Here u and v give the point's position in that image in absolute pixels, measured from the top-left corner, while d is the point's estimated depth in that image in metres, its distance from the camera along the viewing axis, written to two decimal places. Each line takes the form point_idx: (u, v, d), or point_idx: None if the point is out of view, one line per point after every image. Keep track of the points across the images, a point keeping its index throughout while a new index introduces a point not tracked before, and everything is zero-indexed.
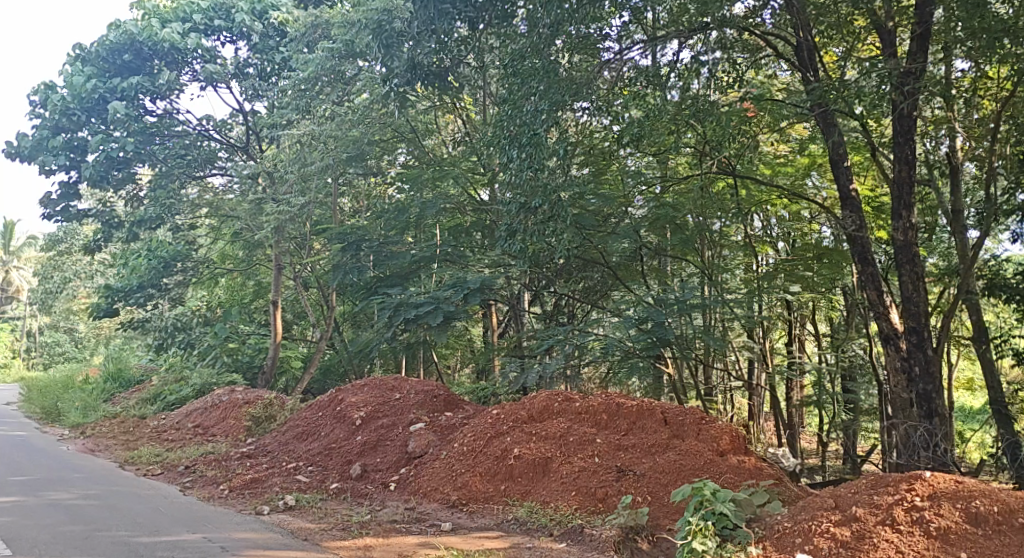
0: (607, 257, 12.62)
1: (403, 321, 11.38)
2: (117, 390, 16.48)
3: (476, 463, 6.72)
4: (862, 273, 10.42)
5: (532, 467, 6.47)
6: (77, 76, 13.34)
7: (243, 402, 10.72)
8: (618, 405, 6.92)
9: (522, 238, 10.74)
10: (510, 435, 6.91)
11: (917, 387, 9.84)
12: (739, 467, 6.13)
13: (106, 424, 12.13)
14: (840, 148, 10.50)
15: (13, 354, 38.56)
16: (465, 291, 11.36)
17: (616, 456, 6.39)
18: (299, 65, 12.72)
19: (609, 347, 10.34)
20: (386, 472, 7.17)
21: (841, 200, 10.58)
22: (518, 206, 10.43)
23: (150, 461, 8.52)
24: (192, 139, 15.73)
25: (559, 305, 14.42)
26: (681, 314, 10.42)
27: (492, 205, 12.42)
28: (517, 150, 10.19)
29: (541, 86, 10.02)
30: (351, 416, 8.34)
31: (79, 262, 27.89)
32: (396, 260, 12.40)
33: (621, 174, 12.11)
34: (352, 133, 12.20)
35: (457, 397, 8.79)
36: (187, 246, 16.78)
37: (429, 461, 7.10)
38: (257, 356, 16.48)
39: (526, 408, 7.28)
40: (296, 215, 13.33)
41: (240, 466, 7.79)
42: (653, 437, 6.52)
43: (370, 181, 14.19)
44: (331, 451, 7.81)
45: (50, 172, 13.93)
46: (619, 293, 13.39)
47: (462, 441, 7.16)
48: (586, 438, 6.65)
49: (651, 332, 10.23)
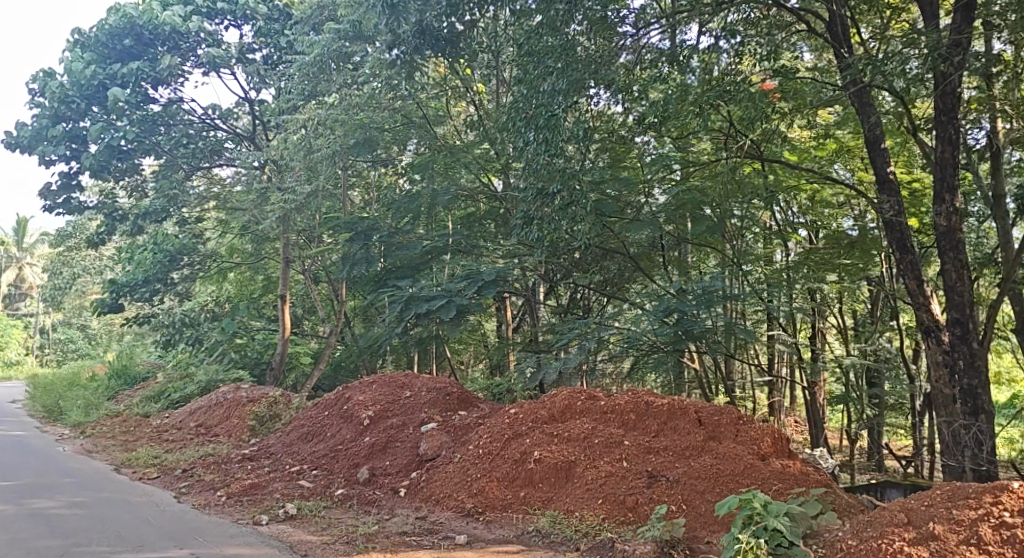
0: (627, 247, 11.99)
1: (415, 315, 10.83)
2: (122, 387, 16.05)
3: (492, 468, 6.18)
4: (901, 261, 9.78)
5: (555, 471, 5.93)
6: (76, 62, 12.89)
7: (248, 401, 10.24)
8: (647, 403, 6.34)
9: (539, 227, 10.18)
10: (530, 437, 6.36)
11: (962, 382, 9.15)
12: (784, 473, 5.55)
13: (107, 423, 11.69)
14: (877, 130, 9.89)
15: (25, 351, 38.34)
16: (479, 283, 10.82)
17: (646, 461, 5.83)
18: (305, 48, 12.23)
19: (632, 340, 9.75)
20: (396, 476, 6.66)
21: (878, 183, 9.94)
22: (535, 192, 9.91)
23: (147, 464, 8.03)
24: (198, 130, 15.27)
25: (577, 297, 13.85)
26: (709, 305, 9.75)
27: (507, 193, 11.85)
28: (533, 133, 9.63)
29: (558, 64, 9.49)
30: (358, 416, 7.81)
31: (89, 258, 27.56)
32: (407, 251, 11.85)
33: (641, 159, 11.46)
34: (359, 117, 11.69)
35: (471, 395, 8.28)
36: (193, 239, 16.01)
37: (442, 465, 6.57)
38: (265, 352, 16.01)
39: (546, 407, 6.72)
40: (302, 206, 12.83)
41: (241, 469, 7.31)
42: (687, 439, 5.95)
43: (381, 170, 13.67)
44: (338, 454, 7.29)
45: (50, 162, 13.47)
46: (639, 285, 12.82)
47: (477, 443, 6.62)
48: (613, 440, 6.09)
49: (676, 325, 9.58)
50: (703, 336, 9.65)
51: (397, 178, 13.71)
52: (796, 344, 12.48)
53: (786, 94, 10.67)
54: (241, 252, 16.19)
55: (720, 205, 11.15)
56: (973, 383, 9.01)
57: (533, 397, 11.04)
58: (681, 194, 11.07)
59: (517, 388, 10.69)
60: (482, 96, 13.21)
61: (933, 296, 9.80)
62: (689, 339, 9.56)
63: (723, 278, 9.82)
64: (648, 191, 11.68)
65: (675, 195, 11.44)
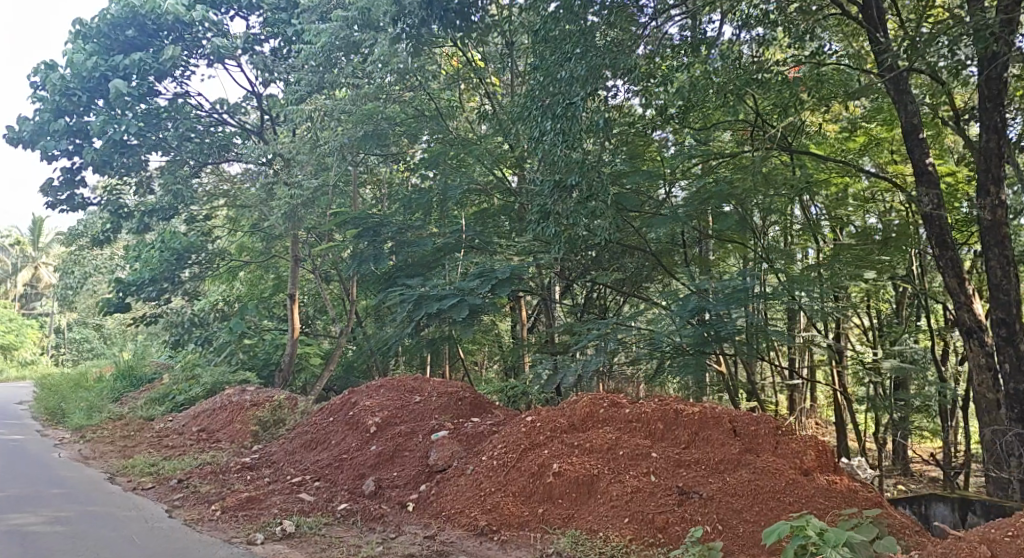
0: (648, 244, 11.39)
1: (426, 315, 10.32)
2: (127, 389, 15.67)
3: (507, 481, 5.69)
4: (941, 258, 9.15)
5: (576, 486, 5.42)
6: (78, 53, 12.54)
7: (251, 404, 9.77)
8: (676, 412, 5.81)
9: (556, 221, 9.64)
10: (548, 448, 5.85)
11: (1009, 387, 8.44)
12: (831, 491, 5.03)
13: (108, 426, 11.29)
14: (915, 119, 9.28)
15: (39, 352, 38.15)
16: (493, 281, 10.31)
17: (677, 475, 5.31)
18: (312, 37, 11.77)
19: (657, 342, 9.16)
20: (404, 489, 6.17)
21: (915, 175, 9.31)
22: (552, 185, 9.42)
23: (143, 473, 7.59)
24: (206, 126, 14.86)
25: (594, 296, 13.28)
26: (740, 305, 9.04)
27: (522, 187, 11.28)
28: (551, 122, 9.12)
29: (577, 49, 8.94)
30: (364, 423, 7.33)
31: (99, 258, 27.18)
32: (417, 248, 11.34)
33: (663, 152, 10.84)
34: (367, 106, 11.17)
35: (484, 399, 7.79)
36: (201, 237, 15.61)
37: (453, 477, 6.07)
38: (273, 353, 15.54)
39: (565, 415, 6.21)
40: (310, 201, 12.35)
41: (239, 480, 6.85)
42: (721, 451, 5.43)
43: (391, 165, 13.14)
44: (342, 464, 6.82)
45: (52, 158, 13.04)
46: (660, 283, 12.22)
47: (491, 453, 6.11)
48: (639, 451, 5.56)
49: (703, 326, 8.98)
50: (731, 338, 9.04)
51: (409, 174, 13.21)
52: (831, 346, 11.79)
53: (817, 82, 10.08)
54: (250, 250, 15.74)
55: (747, 198, 10.53)
56: (1021, 388, 8.33)
57: (549, 401, 10.48)
58: (707, 186, 10.45)
59: (533, 392, 10.12)
60: (496, 89, 12.65)
61: (975, 295, 9.20)
62: (718, 341, 8.93)
63: (753, 276, 9.21)
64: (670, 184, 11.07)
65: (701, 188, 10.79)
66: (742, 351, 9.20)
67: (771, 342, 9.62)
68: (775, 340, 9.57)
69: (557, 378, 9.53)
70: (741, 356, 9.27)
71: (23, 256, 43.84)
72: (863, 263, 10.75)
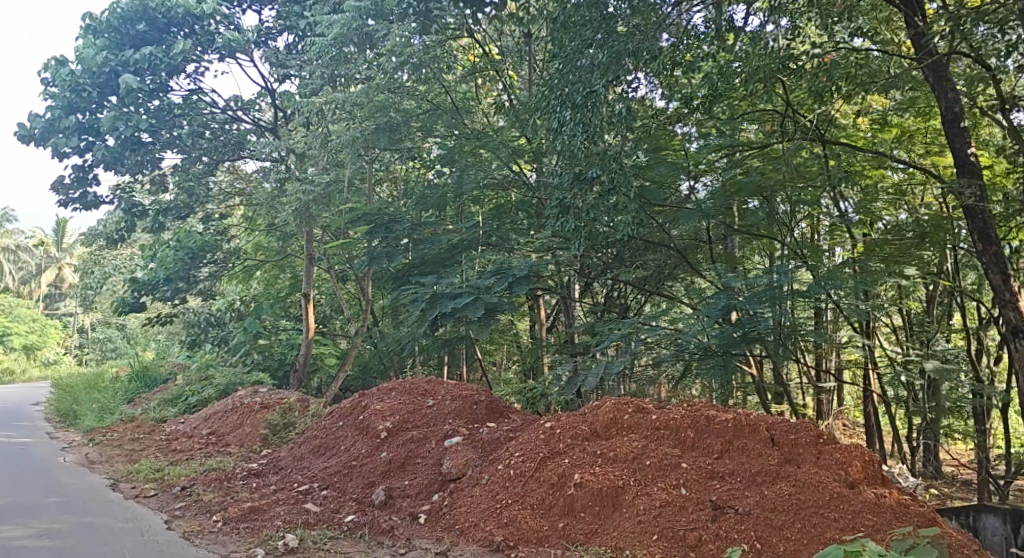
0: (672, 240, 10.91)
1: (441, 315, 9.94)
2: (142, 390, 15.45)
3: (525, 492, 5.31)
4: (983, 253, 8.61)
5: (599, 498, 5.02)
6: (88, 49, 12.31)
7: (261, 407, 9.45)
8: (706, 418, 5.39)
9: (576, 216, 9.22)
10: (569, 456, 5.45)
11: None
12: (880, 506, 4.62)
13: (119, 429, 11.04)
14: (956, 106, 8.71)
15: (62, 352, 38.34)
16: (511, 279, 9.92)
17: (709, 488, 4.91)
18: (324, 29, 11.47)
19: (685, 343, 8.65)
20: (415, 499, 5.81)
21: (956, 165, 8.76)
22: (572, 177, 9.04)
23: (146, 479, 7.28)
24: (221, 123, 14.57)
25: (615, 296, 12.81)
26: (774, 302, 8.45)
27: (540, 181, 10.85)
28: (571, 111, 8.72)
29: (598, 35, 8.56)
30: (375, 428, 6.98)
31: (119, 257, 27.12)
32: (432, 245, 10.97)
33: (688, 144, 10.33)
34: (380, 97, 10.82)
35: (501, 403, 7.42)
36: (216, 236, 15.37)
37: (468, 487, 5.70)
38: (288, 354, 15.24)
39: (587, 421, 5.80)
40: (323, 196, 12.01)
41: (245, 487, 6.52)
42: (757, 462, 5.01)
43: (407, 162, 12.74)
44: (351, 471, 6.48)
45: (63, 154, 12.79)
46: (686, 281, 11.71)
47: (507, 461, 5.73)
48: (667, 461, 5.15)
49: (735, 326, 8.48)
50: (763, 339, 8.54)
51: (426, 170, 12.85)
52: (866, 345, 11.18)
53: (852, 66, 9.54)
54: (266, 249, 15.48)
55: (777, 192, 10.02)
56: None
57: (569, 404, 10.05)
58: (735, 178, 9.93)
59: (552, 395, 9.69)
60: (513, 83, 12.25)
61: (1021, 293, 8.65)
62: (748, 341, 8.45)
63: (784, 273, 8.72)
64: (696, 178, 10.56)
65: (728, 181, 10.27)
66: (773, 351, 8.71)
67: (804, 342, 9.14)
68: (809, 340, 9.09)
69: (578, 381, 9.09)
70: (772, 357, 8.78)
71: (47, 256, 44.17)
72: (901, 259, 10.19)
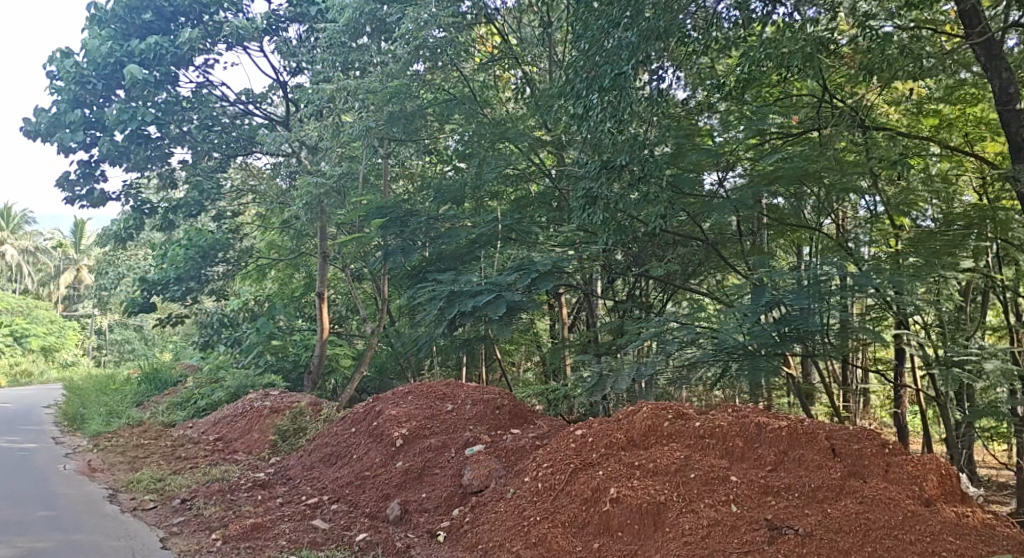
0: (705, 232, 10.19)
1: (459, 313, 9.42)
2: (153, 392, 15.08)
3: (554, 507, 4.79)
4: None
5: (638, 517, 4.49)
6: (93, 40, 11.90)
7: (271, 411, 8.98)
8: (758, 425, 4.84)
9: (604, 207, 8.65)
10: (603, 467, 4.91)
11: None
12: (961, 527, 4.07)
13: (125, 434, 10.62)
14: (1010, 87, 7.92)
15: (81, 352, 38.31)
16: (533, 275, 9.37)
17: (763, 505, 4.37)
18: (335, 14, 10.98)
19: (725, 343, 7.97)
20: (434, 515, 5.32)
21: (1012, 151, 7.98)
22: (598, 165, 8.45)
23: (147, 489, 6.84)
24: (232, 117, 14.17)
25: (639, 292, 12.13)
26: (822, 299, 7.76)
27: (562, 172, 10.27)
28: (597, 95, 8.16)
29: (625, 12, 7.95)
30: (389, 434, 6.48)
31: (134, 258, 26.80)
32: (449, 240, 10.46)
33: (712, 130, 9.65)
34: (393, 84, 10.32)
35: (525, 407, 6.91)
36: (227, 234, 14.93)
37: (491, 502, 5.19)
38: (303, 354, 14.90)
39: (622, 428, 5.26)
40: (336, 190, 11.52)
41: (249, 500, 6.04)
42: (818, 476, 4.46)
43: (423, 156, 12.20)
44: (365, 483, 6.01)
45: (69, 150, 12.33)
46: (720, 277, 10.99)
47: (534, 473, 5.20)
48: (714, 474, 4.60)
49: (780, 322, 7.80)
50: (809, 338, 7.89)
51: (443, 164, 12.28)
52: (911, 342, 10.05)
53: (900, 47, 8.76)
54: (279, 247, 15.03)
55: (818, 180, 9.31)
56: None
57: (595, 408, 9.47)
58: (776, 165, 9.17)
59: (578, 397, 9.12)
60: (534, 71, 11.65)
61: None
62: (794, 340, 7.81)
63: (832, 264, 8.04)
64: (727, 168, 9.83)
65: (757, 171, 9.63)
66: (819, 350, 8.09)
67: (850, 341, 8.49)
68: (858, 339, 8.45)
69: (607, 383, 8.51)
70: (818, 357, 8.14)
71: (65, 257, 44.32)
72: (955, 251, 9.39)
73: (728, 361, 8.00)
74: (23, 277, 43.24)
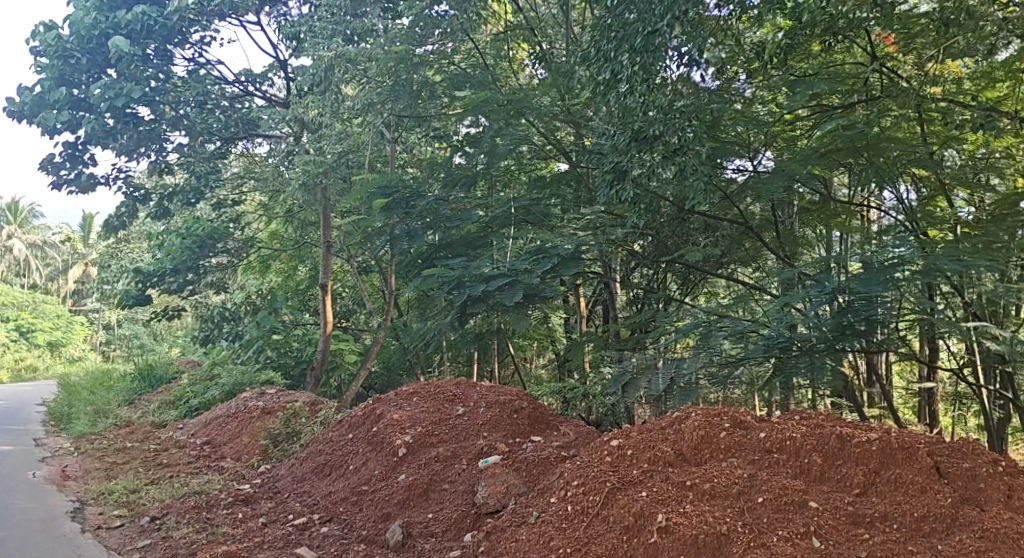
0: (743, 211, 9.05)
1: (471, 303, 8.56)
2: (147, 389, 14.34)
3: (589, 535, 3.99)
4: None
5: (694, 551, 3.74)
6: (78, 10, 11.14)
7: (264, 412, 8.17)
8: (841, 440, 4.21)
9: (633, 183, 7.75)
10: (648, 488, 4.15)
11: None
12: None
13: (111, 435, 9.85)
14: None
15: (89, 348, 37.60)
16: (555, 260, 8.48)
17: (853, 540, 3.70)
18: None
19: (778, 335, 7.01)
20: (442, 542, 4.50)
21: None
22: (629, 136, 7.56)
23: (117, 501, 6.06)
24: (230, 100, 13.39)
25: (656, 284, 10.92)
26: (891, 285, 6.71)
27: (584, 149, 9.40)
28: (627, 56, 7.36)
29: None
30: (390, 443, 5.62)
31: (137, 249, 25.94)
32: (459, 223, 9.61)
33: (742, 101, 8.32)
34: (397, 51, 9.50)
35: (548, 410, 6.08)
36: (227, 223, 14.13)
37: (511, 527, 4.33)
38: (306, 350, 14.32)
39: (668, 438, 4.53)
40: (336, 172, 10.71)
41: (228, 519, 5.24)
42: (922, 503, 3.84)
43: (431, 140, 11.35)
44: (362, 499, 5.19)
45: (54, 132, 11.48)
46: (755, 265, 9.85)
47: (563, 493, 4.37)
48: (788, 498, 3.94)
49: (841, 312, 6.85)
50: (875, 330, 6.90)
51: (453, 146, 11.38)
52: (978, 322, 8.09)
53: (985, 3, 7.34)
54: (281, 238, 14.25)
55: (873, 157, 8.18)
56: None
57: (619, 410, 8.61)
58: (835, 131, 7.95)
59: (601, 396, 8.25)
60: (521, 52, 10.87)
61: None
62: (862, 335, 6.84)
63: (900, 246, 7.06)
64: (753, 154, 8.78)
65: (816, 141, 8.33)
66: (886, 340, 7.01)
67: (919, 333, 7.39)
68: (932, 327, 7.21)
69: (637, 381, 7.62)
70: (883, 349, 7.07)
71: (73, 253, 43.51)
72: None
73: (783, 357, 6.96)
74: (31, 271, 42.86)
